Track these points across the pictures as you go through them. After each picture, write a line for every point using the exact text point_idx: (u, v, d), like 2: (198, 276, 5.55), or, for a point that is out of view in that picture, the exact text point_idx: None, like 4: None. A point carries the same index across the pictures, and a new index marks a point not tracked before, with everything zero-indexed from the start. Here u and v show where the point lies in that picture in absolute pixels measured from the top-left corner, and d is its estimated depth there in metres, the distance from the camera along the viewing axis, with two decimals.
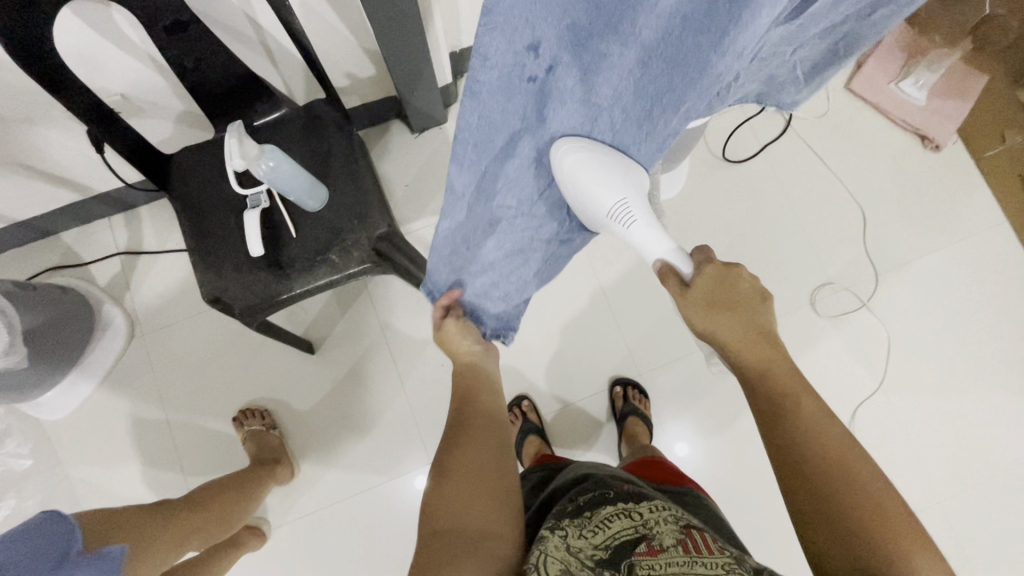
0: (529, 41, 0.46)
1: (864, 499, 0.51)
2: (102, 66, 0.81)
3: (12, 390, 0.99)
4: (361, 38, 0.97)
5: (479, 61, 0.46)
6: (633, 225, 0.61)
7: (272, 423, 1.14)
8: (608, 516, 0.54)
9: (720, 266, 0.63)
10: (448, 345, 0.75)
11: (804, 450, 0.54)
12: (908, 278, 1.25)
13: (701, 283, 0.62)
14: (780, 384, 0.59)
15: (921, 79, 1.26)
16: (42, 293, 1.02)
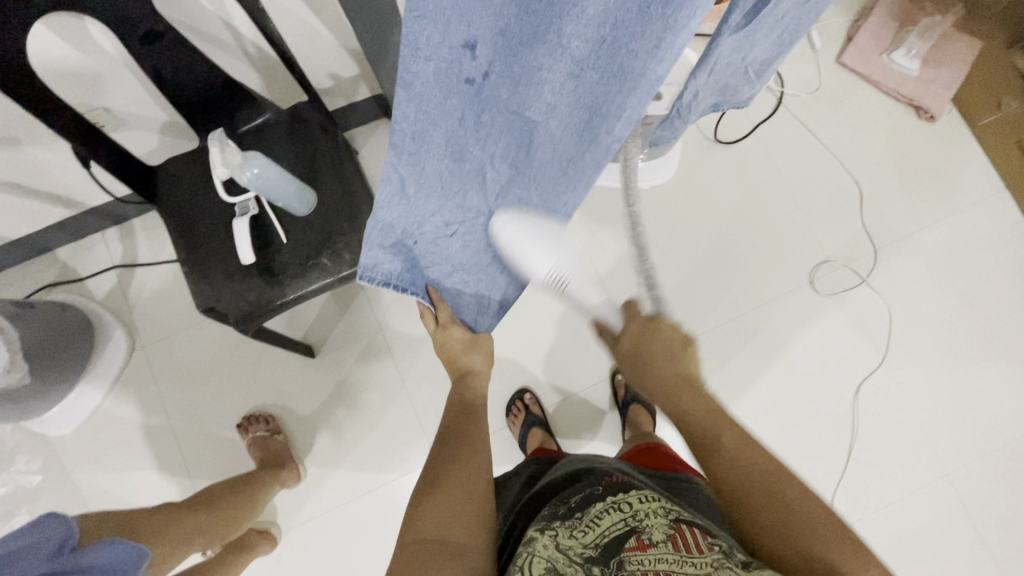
0: (461, 39, 0.48)
1: (821, 530, 0.49)
2: (81, 80, 0.81)
3: (18, 408, 1.00)
4: (342, 38, 0.96)
5: (409, 49, 0.48)
6: (567, 287, 0.63)
7: (277, 428, 1.14)
8: (599, 513, 0.54)
9: (641, 320, 0.66)
10: (467, 356, 0.71)
11: (744, 490, 0.53)
12: (908, 252, 1.24)
13: (629, 334, 0.66)
14: (703, 430, 0.59)
15: (913, 49, 1.24)
16: (41, 310, 1.02)
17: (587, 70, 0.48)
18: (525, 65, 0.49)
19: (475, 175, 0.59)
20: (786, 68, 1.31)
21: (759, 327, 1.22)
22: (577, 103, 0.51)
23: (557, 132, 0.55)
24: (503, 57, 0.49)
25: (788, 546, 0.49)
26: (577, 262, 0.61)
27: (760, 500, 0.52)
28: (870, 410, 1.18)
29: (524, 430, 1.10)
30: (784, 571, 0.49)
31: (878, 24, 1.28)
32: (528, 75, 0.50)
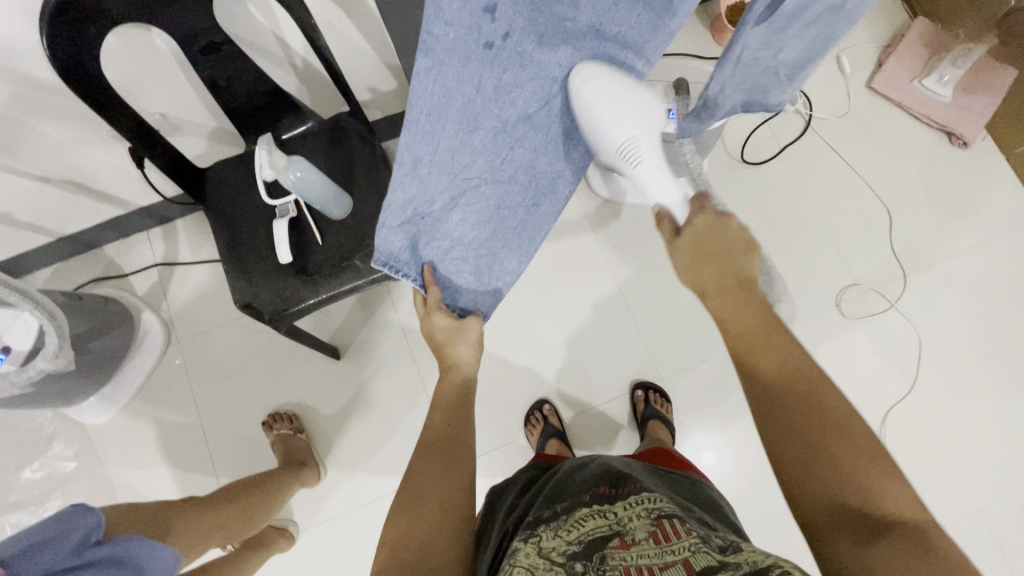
0: (484, 3, 0.52)
1: (847, 440, 0.49)
2: (143, 87, 0.87)
3: (61, 394, 1.05)
4: (382, 53, 1.01)
5: (433, 12, 0.51)
6: (638, 166, 0.65)
7: (300, 427, 1.17)
8: (585, 516, 0.53)
9: (712, 214, 0.61)
10: (453, 346, 0.69)
11: (773, 398, 0.53)
12: (940, 278, 1.22)
13: (690, 230, 0.61)
14: (746, 330, 0.56)
15: (945, 75, 1.24)
16: (88, 303, 1.08)
17: (604, 17, 0.57)
18: (540, 22, 0.56)
19: (488, 140, 0.63)
20: (817, 91, 1.32)
21: None
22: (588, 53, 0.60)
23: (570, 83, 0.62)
24: (517, 20, 0.55)
25: (805, 445, 0.50)
26: (634, 162, 0.65)
27: (789, 402, 0.52)
28: (899, 439, 1.15)
29: (541, 440, 1.10)
30: (799, 487, 0.50)
31: (909, 50, 1.29)
32: (540, 35, 0.57)
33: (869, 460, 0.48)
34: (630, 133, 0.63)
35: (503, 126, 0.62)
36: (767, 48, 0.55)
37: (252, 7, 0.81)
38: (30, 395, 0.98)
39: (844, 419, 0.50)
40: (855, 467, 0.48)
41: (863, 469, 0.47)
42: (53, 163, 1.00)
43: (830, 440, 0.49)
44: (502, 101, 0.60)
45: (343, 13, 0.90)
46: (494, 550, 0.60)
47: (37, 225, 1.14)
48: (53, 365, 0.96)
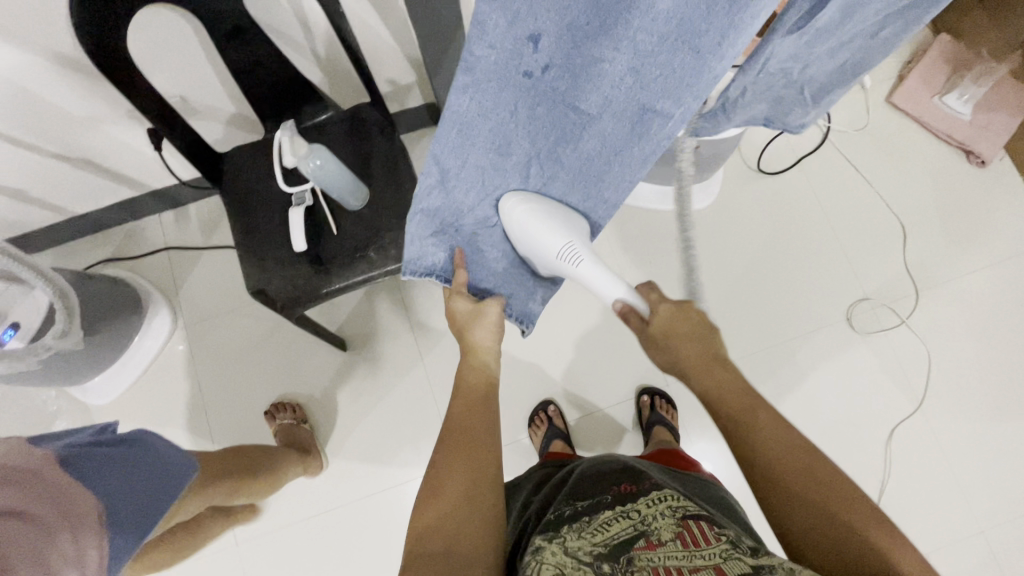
0: (529, 32, 0.48)
1: (850, 505, 0.49)
2: (165, 69, 0.87)
3: (67, 372, 1.05)
4: (405, 45, 1.01)
5: (476, 31, 0.47)
6: (581, 264, 0.64)
7: (303, 417, 1.16)
8: (608, 518, 0.52)
9: (674, 304, 0.63)
10: (467, 334, 0.68)
11: (776, 472, 0.52)
12: (952, 296, 1.21)
13: (656, 322, 0.62)
14: (734, 405, 0.57)
15: (966, 93, 1.24)
16: (97, 283, 1.07)
17: (648, 65, 0.51)
18: (587, 57, 0.52)
19: (516, 165, 0.63)
20: (835, 104, 1.32)
21: (790, 359, 1.20)
22: (632, 97, 0.55)
23: (607, 122, 0.59)
24: (562, 52, 0.51)
25: (815, 516, 0.49)
26: (575, 261, 0.64)
27: (787, 472, 0.51)
28: (903, 456, 1.14)
29: (545, 441, 1.10)
30: (811, 559, 0.48)
31: (930, 67, 1.28)
32: (585, 69, 0.53)
33: (871, 526, 0.47)
34: (567, 238, 0.63)
35: (536, 153, 0.62)
36: (796, 59, 0.56)
37: None
38: (37, 371, 0.98)
39: (842, 484, 0.50)
40: (865, 527, 0.47)
41: (868, 534, 0.47)
42: (70, 141, 1.00)
43: (829, 508, 0.49)
44: (535, 127, 0.59)
45: (368, 4, 0.89)
46: (516, 542, 0.60)
47: (51, 203, 1.14)
48: (60, 343, 0.95)
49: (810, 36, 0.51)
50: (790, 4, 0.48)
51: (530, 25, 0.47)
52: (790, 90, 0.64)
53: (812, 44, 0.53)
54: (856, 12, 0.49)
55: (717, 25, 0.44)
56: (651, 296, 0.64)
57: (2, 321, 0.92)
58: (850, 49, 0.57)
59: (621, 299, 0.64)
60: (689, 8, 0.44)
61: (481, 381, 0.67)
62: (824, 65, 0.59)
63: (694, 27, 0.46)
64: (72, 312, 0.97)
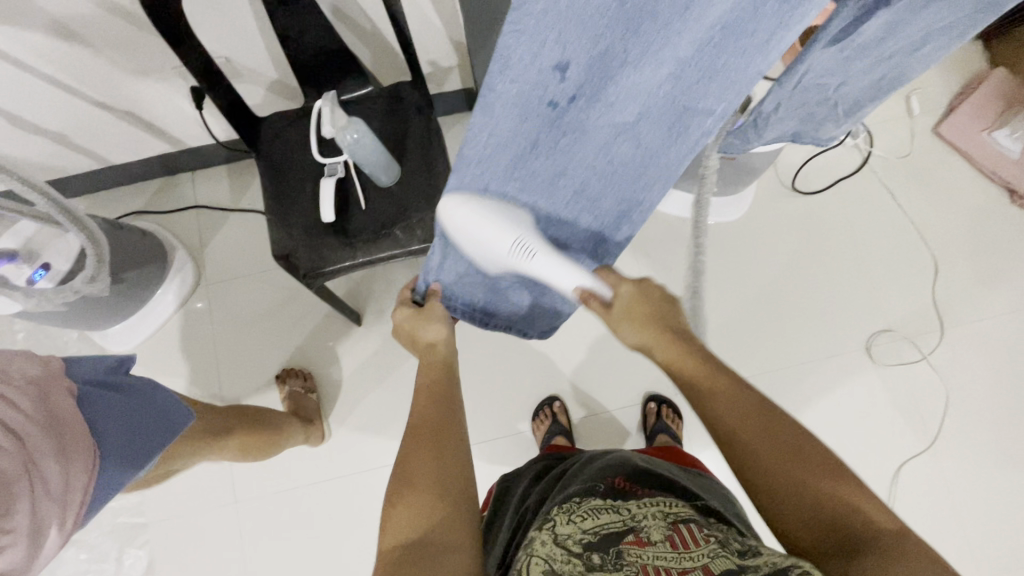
0: (555, 61, 0.47)
1: (813, 459, 0.49)
2: (214, 30, 0.88)
3: (88, 316, 1.07)
4: (450, 28, 1.01)
5: (499, 64, 0.47)
6: (535, 257, 0.61)
7: (312, 387, 1.17)
8: (599, 509, 0.52)
9: (634, 282, 0.64)
10: (426, 330, 0.70)
11: (740, 431, 0.52)
12: (978, 337, 1.18)
13: (620, 304, 0.63)
14: (697, 376, 0.57)
15: (1018, 131, 1.20)
16: (126, 234, 1.09)
17: (691, 68, 0.50)
18: (612, 83, 0.51)
19: (543, 189, 0.63)
20: (879, 128, 1.29)
21: (803, 382, 1.18)
22: (672, 102, 0.54)
23: (645, 128, 0.57)
24: (588, 82, 0.51)
25: (780, 469, 0.49)
26: (529, 253, 0.60)
27: (752, 429, 0.51)
28: (909, 494, 1.12)
29: (547, 435, 1.10)
30: (784, 516, 0.48)
31: (981, 101, 1.25)
32: (611, 93, 0.52)
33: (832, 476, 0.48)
34: (514, 234, 0.59)
35: (563, 172, 0.61)
36: (832, 75, 0.55)
37: None
38: (63, 312, 1.00)
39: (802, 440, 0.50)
40: (828, 481, 0.47)
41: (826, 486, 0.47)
42: (115, 91, 1.02)
43: (798, 460, 0.49)
44: (573, 148, 0.59)
45: None
46: (511, 532, 0.61)
47: (91, 150, 1.16)
48: (90, 287, 0.97)
49: (853, 50, 0.50)
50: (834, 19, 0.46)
51: (557, 53, 0.47)
52: (822, 109, 0.63)
53: (850, 59, 0.53)
54: (899, 27, 0.49)
55: (767, 23, 0.45)
56: (608, 279, 0.65)
57: (34, 260, 0.95)
58: (887, 66, 0.56)
59: (579, 286, 0.62)
60: (739, 11, 0.43)
61: (435, 367, 0.66)
62: (862, 79, 0.58)
63: (742, 27, 0.45)
64: (102, 258, 0.97)
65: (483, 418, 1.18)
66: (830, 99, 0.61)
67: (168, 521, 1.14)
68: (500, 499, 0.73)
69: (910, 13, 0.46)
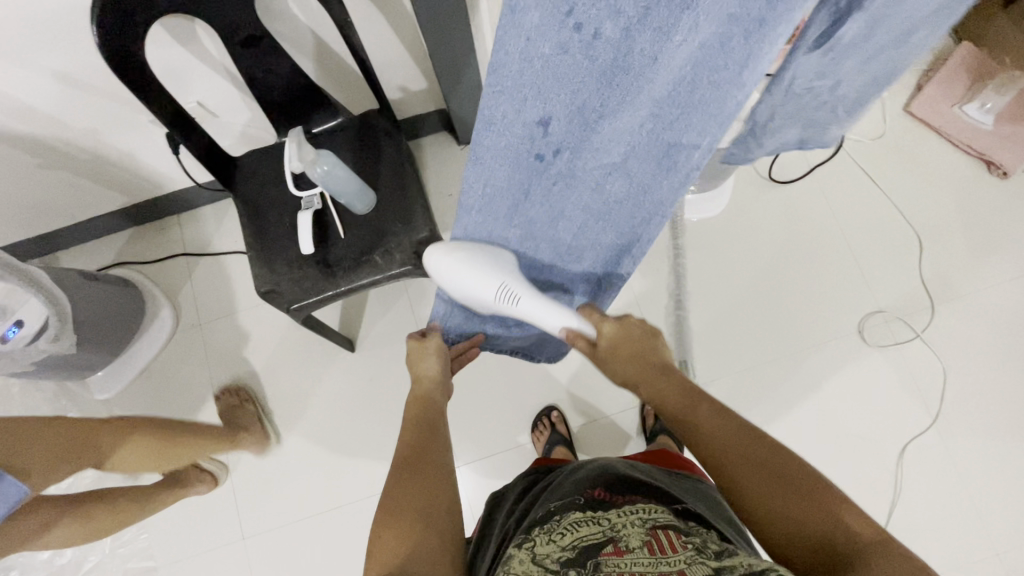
0: (539, 116, 0.50)
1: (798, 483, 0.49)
2: (182, 78, 0.91)
3: (63, 371, 1.08)
4: (415, 53, 1.03)
5: (484, 126, 0.50)
6: (519, 302, 0.65)
7: (247, 397, 1.19)
8: (579, 521, 0.52)
9: (614, 320, 0.66)
10: (416, 367, 0.72)
11: (721, 451, 0.53)
12: (970, 310, 1.18)
13: (604, 342, 0.65)
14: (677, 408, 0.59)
15: (988, 103, 1.21)
16: (103, 285, 1.11)
17: (667, 108, 0.52)
18: (592, 127, 0.54)
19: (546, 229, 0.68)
20: None
21: (799, 370, 1.18)
22: (655, 136, 0.56)
23: (634, 163, 0.59)
24: (571, 133, 0.54)
25: (757, 483, 0.50)
26: (512, 300, 0.64)
27: (735, 450, 0.52)
28: (916, 474, 1.11)
29: (547, 446, 1.10)
30: (772, 527, 0.48)
31: (950, 75, 1.26)
32: (595, 140, 0.56)
33: (809, 496, 0.48)
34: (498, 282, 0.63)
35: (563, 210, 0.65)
36: (823, 79, 0.59)
37: (291, 4, 0.83)
38: (35, 369, 1.01)
39: (783, 460, 0.50)
40: (811, 495, 0.48)
41: (807, 503, 0.47)
42: (94, 142, 1.05)
43: (782, 480, 0.49)
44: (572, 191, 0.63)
45: (378, 14, 0.91)
46: (498, 548, 0.61)
47: (75, 203, 1.19)
48: (54, 347, 0.99)
49: (834, 54, 0.54)
50: (810, 23, 0.51)
51: (538, 110, 0.49)
52: (823, 113, 0.68)
53: (839, 60, 0.55)
54: (879, 29, 0.52)
55: (735, 59, 0.45)
56: (593, 317, 0.66)
57: (6, 317, 0.95)
58: (875, 66, 0.60)
59: (563, 326, 0.65)
60: (704, 54, 0.45)
61: (417, 400, 0.68)
62: (852, 78, 0.61)
63: (710, 63, 0.46)
64: (65, 316, 1.00)
65: (483, 435, 1.19)
66: (827, 102, 0.65)
67: (175, 565, 1.14)
68: (490, 514, 0.73)
69: (881, 19, 0.50)
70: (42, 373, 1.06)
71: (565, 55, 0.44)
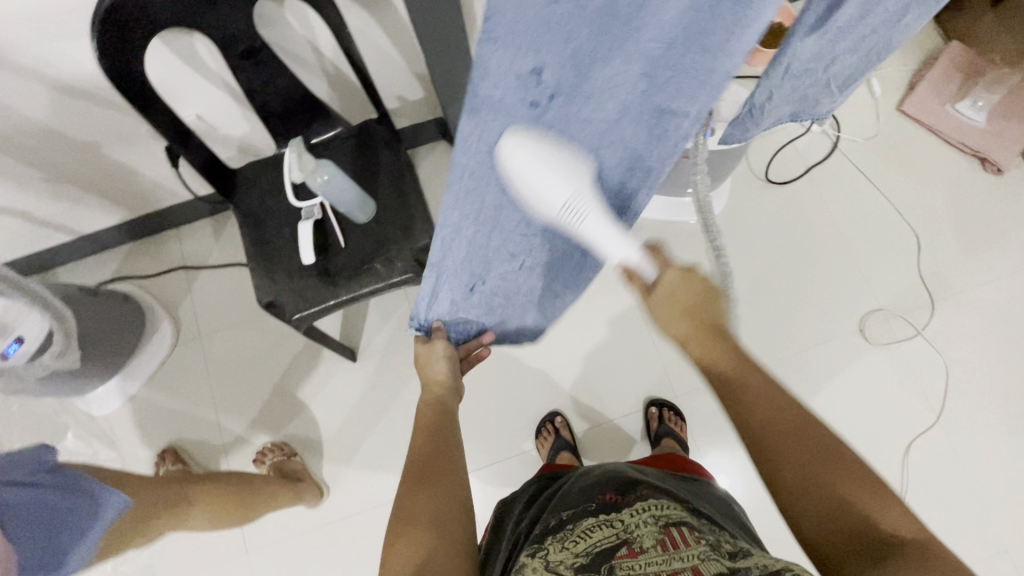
0: (530, 64, 0.44)
1: (840, 470, 0.48)
2: (180, 91, 0.91)
3: (69, 387, 1.09)
4: (412, 63, 1.04)
5: (478, 71, 0.43)
6: (585, 221, 0.54)
7: (292, 451, 1.16)
8: (592, 527, 0.52)
9: (681, 267, 0.61)
10: (427, 370, 0.70)
11: (764, 437, 0.52)
12: (970, 307, 1.18)
13: (661, 290, 0.61)
14: (731, 372, 0.57)
15: (980, 101, 1.23)
16: (104, 300, 1.12)
17: (661, 69, 0.47)
18: (590, 76, 0.47)
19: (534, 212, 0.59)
20: (846, 113, 1.31)
21: (802, 370, 1.18)
22: (647, 99, 0.50)
23: (626, 126, 0.53)
24: (565, 80, 0.47)
25: (795, 474, 0.49)
26: (579, 217, 0.54)
27: (776, 437, 0.51)
28: (922, 472, 1.11)
29: (552, 452, 1.09)
30: (809, 521, 0.48)
31: (941, 75, 1.28)
32: (589, 85, 0.48)
33: (855, 483, 0.48)
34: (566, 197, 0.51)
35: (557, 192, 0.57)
36: (819, 59, 0.54)
37: (290, 15, 0.84)
38: (41, 384, 1.02)
39: (829, 449, 0.50)
40: (853, 488, 0.47)
41: (849, 493, 0.47)
42: (93, 157, 1.05)
43: (821, 466, 0.49)
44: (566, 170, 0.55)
45: (375, 23, 0.92)
46: (508, 556, 0.61)
47: (74, 218, 1.19)
48: (58, 363, 0.99)
49: (833, 34, 0.49)
50: (806, 6, 0.45)
51: (532, 57, 0.43)
52: (815, 89, 0.62)
53: (833, 42, 0.51)
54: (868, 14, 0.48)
55: (724, 19, 0.41)
56: (657, 258, 0.62)
57: (7, 333, 0.90)
58: (871, 40, 0.54)
59: (620, 257, 0.59)
60: (696, 10, 0.41)
61: (431, 405, 0.68)
62: (844, 58, 0.56)
63: (699, 29, 0.42)
64: (70, 332, 1.01)
65: (487, 442, 1.18)
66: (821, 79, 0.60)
67: None
68: (498, 524, 0.73)
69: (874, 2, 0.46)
70: (53, 390, 1.07)
71: (557, 5, 0.40)
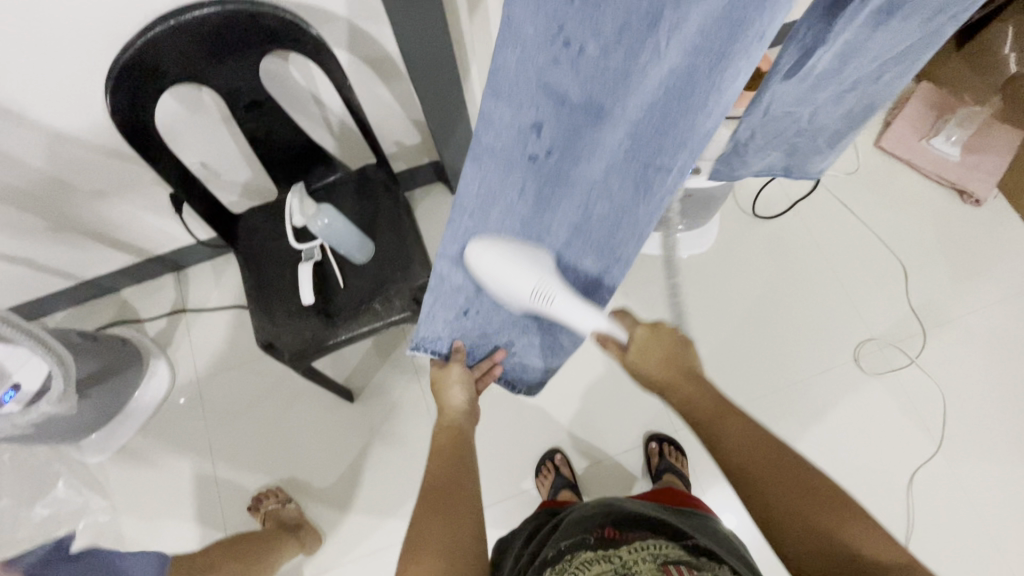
0: (529, 121, 0.52)
1: (829, 501, 0.53)
2: (187, 140, 0.95)
3: (61, 433, 1.07)
4: (409, 110, 1.08)
5: (483, 124, 0.52)
6: (555, 302, 0.62)
7: (287, 498, 1.13)
8: (591, 559, 0.52)
9: (648, 325, 0.66)
10: (444, 397, 0.72)
11: (748, 468, 0.56)
12: (960, 334, 1.20)
13: (633, 346, 0.65)
14: (708, 414, 0.61)
15: (952, 136, 1.28)
16: (103, 343, 1.12)
17: (663, 102, 0.49)
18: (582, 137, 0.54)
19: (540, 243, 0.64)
20: None
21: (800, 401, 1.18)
22: (633, 159, 0.56)
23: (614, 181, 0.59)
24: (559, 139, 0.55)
25: (785, 506, 0.53)
26: (545, 300, 0.62)
27: (761, 466, 0.56)
28: (927, 503, 1.09)
29: (552, 490, 1.08)
30: (789, 544, 0.52)
31: (913, 113, 1.33)
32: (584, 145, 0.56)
33: (843, 515, 0.51)
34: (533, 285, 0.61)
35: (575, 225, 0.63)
36: (801, 105, 0.63)
37: (293, 70, 0.88)
38: (35, 432, 1.00)
39: (821, 486, 0.54)
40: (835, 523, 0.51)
41: (839, 525, 0.51)
42: (98, 205, 1.08)
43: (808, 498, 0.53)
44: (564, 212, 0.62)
45: (374, 75, 0.97)
46: None
47: (77, 264, 1.21)
48: (56, 408, 0.97)
49: (813, 78, 0.57)
50: (780, 55, 0.57)
51: (531, 114, 0.52)
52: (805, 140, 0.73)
53: (817, 90, 0.60)
54: (857, 54, 0.54)
55: (701, 89, 0.46)
56: (625, 320, 0.66)
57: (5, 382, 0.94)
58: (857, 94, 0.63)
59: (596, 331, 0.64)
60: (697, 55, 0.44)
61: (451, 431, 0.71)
62: (836, 109, 0.66)
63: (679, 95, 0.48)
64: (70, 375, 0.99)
65: (487, 481, 1.16)
66: (808, 130, 0.70)
67: None
68: (496, 565, 0.71)
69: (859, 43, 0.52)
70: (47, 437, 1.05)
71: (557, 66, 0.47)
